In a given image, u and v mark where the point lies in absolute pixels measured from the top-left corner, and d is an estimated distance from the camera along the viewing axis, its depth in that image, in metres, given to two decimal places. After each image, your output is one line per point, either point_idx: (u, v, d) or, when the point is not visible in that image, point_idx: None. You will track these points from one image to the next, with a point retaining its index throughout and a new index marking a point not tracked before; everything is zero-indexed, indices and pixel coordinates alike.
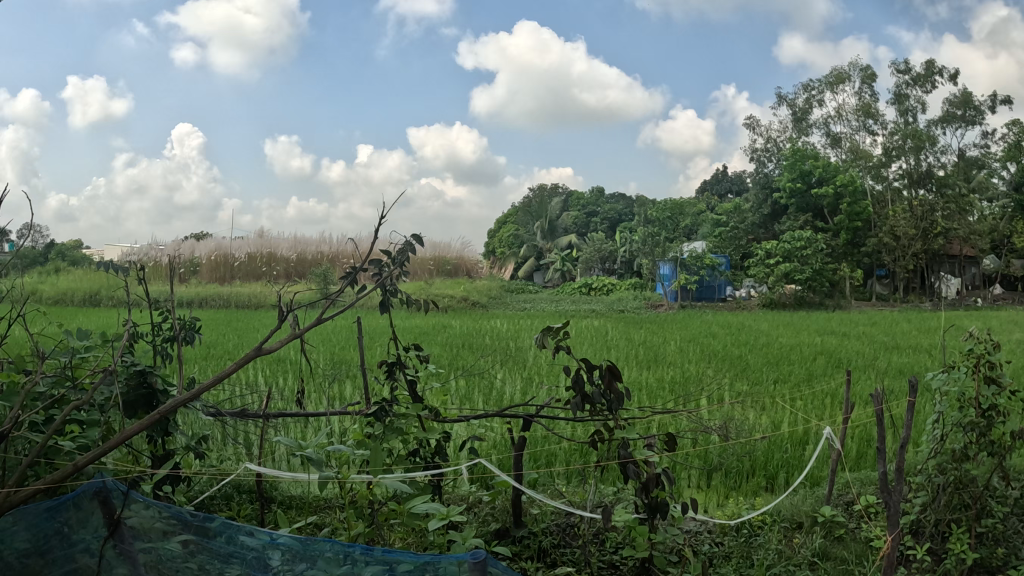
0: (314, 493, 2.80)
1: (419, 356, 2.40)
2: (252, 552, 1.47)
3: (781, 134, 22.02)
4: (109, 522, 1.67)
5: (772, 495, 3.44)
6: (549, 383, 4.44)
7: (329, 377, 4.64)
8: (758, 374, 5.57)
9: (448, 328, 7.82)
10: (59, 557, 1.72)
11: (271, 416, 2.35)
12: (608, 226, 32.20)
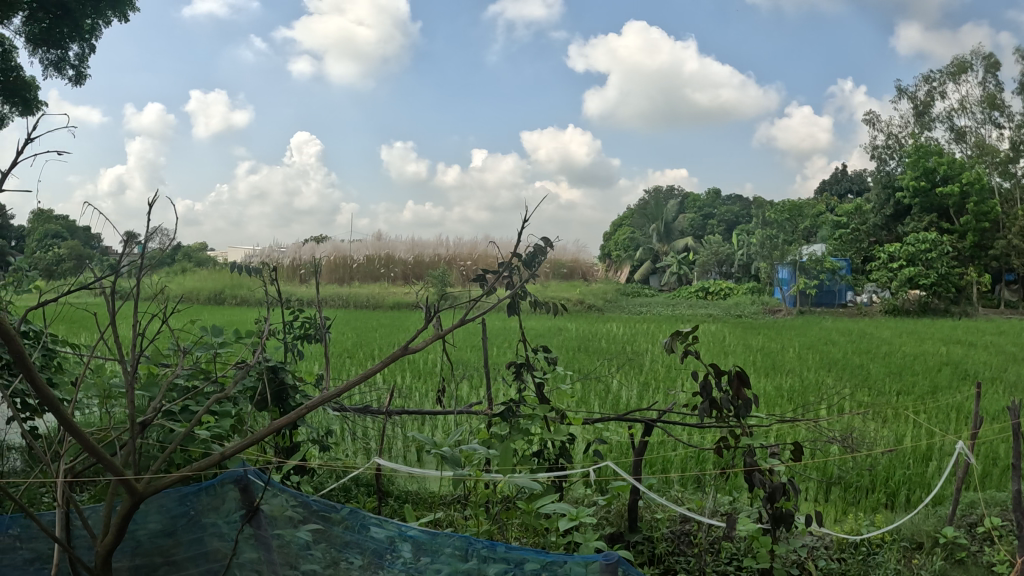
0: (431, 489, 2.80)
1: (547, 358, 2.40)
2: (379, 543, 1.51)
3: (901, 130, 20.87)
4: (246, 509, 1.71)
5: (892, 512, 3.25)
6: (664, 387, 4.36)
7: (445, 377, 4.73)
8: (878, 384, 5.27)
9: (562, 331, 7.82)
10: (189, 540, 1.79)
11: (391, 413, 2.47)
12: (723, 229, 31.35)
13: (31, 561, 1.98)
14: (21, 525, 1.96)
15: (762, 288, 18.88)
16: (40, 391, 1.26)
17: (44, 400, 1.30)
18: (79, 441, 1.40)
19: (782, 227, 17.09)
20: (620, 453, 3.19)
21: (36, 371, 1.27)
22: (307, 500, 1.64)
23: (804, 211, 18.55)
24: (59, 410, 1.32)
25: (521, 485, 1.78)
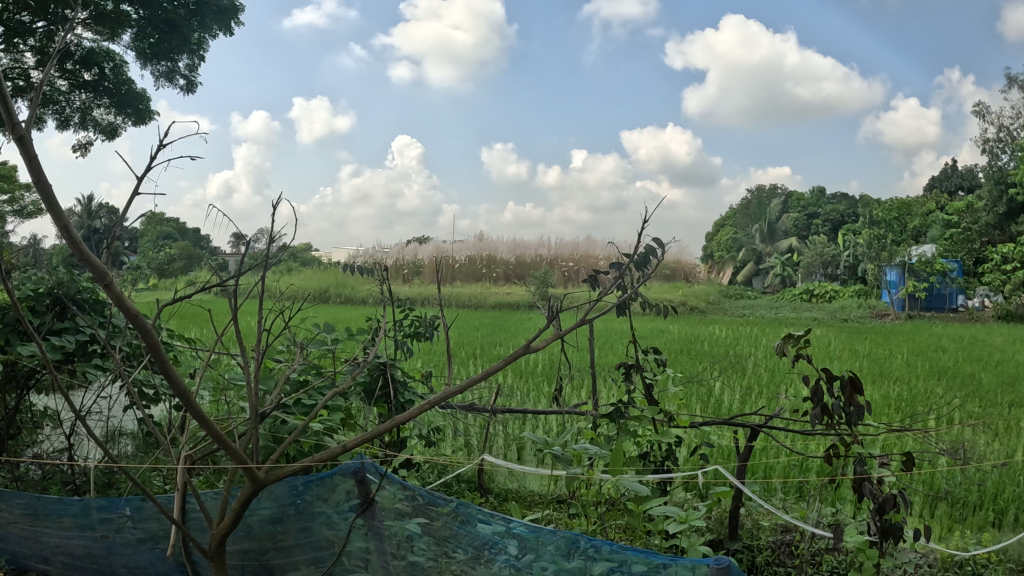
0: (530, 488, 2.88)
1: (657, 360, 2.53)
2: (490, 538, 1.52)
3: (1016, 122, 19.61)
4: (363, 501, 1.70)
5: (1001, 531, 3.05)
6: (771, 392, 4.21)
7: (544, 376, 4.72)
8: (993, 395, 4.95)
9: (661, 332, 7.68)
10: (298, 528, 1.84)
11: (497, 411, 2.52)
12: (827, 228, 30.16)
13: (143, 541, 2.09)
14: (136, 506, 2.06)
15: (867, 291, 18.09)
16: (174, 384, 1.35)
17: (175, 392, 1.40)
18: (204, 429, 1.49)
19: (890, 226, 16.34)
20: (724, 456, 3.10)
21: (169, 363, 1.36)
22: (428, 495, 1.62)
23: (912, 209, 17.70)
24: (188, 401, 1.42)
25: (632, 488, 1.75)
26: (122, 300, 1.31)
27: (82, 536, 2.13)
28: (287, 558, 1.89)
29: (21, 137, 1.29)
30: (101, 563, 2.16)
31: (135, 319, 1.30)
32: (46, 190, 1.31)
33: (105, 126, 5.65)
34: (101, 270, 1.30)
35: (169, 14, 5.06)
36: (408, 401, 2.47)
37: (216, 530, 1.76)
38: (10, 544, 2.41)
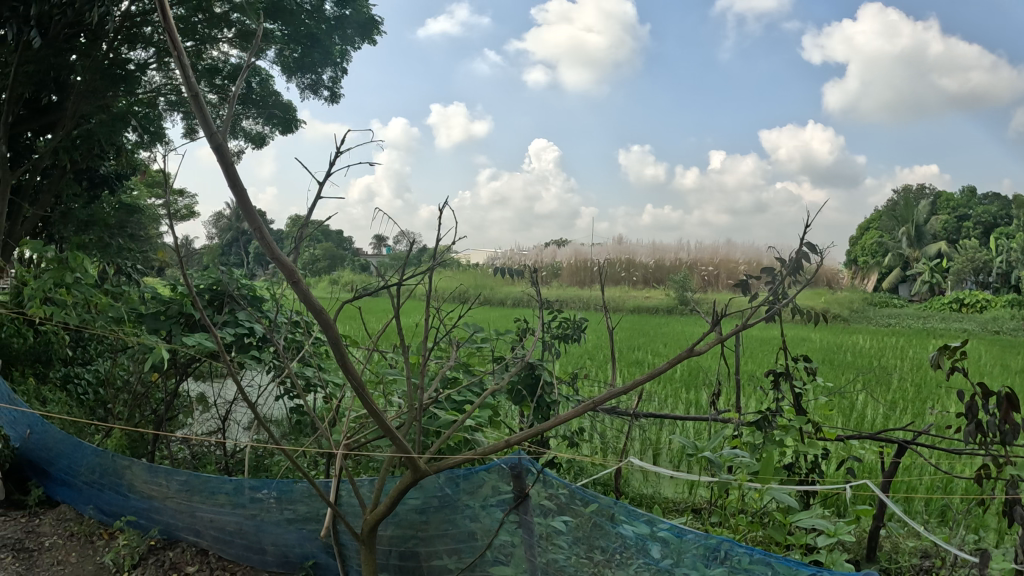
0: (665, 496, 2.98)
1: (806, 368, 2.54)
2: (635, 539, 1.57)
3: None
4: (518, 495, 1.75)
5: None
6: (931, 408, 3.95)
7: (685, 382, 4.66)
8: None
9: (807, 337, 7.34)
10: (443, 520, 1.95)
11: (641, 416, 2.56)
12: (982, 230, 27.84)
13: (291, 521, 2.41)
14: (281, 489, 2.39)
15: None
16: (351, 376, 1.46)
17: (352, 382, 1.52)
18: (374, 418, 1.60)
19: None
20: (868, 472, 2.97)
21: (346, 355, 1.49)
22: (583, 492, 1.69)
23: None
24: (362, 391, 1.53)
25: (776, 497, 1.75)
26: (308, 295, 1.43)
27: (236, 514, 2.51)
28: (420, 550, 2.02)
29: (221, 148, 1.43)
30: (251, 538, 2.53)
31: (321, 315, 1.42)
32: (242, 197, 1.45)
33: (253, 134, 5.37)
34: (290, 267, 1.43)
35: (310, 27, 5.29)
36: (554, 402, 2.52)
37: (368, 518, 1.89)
38: (162, 516, 2.85)
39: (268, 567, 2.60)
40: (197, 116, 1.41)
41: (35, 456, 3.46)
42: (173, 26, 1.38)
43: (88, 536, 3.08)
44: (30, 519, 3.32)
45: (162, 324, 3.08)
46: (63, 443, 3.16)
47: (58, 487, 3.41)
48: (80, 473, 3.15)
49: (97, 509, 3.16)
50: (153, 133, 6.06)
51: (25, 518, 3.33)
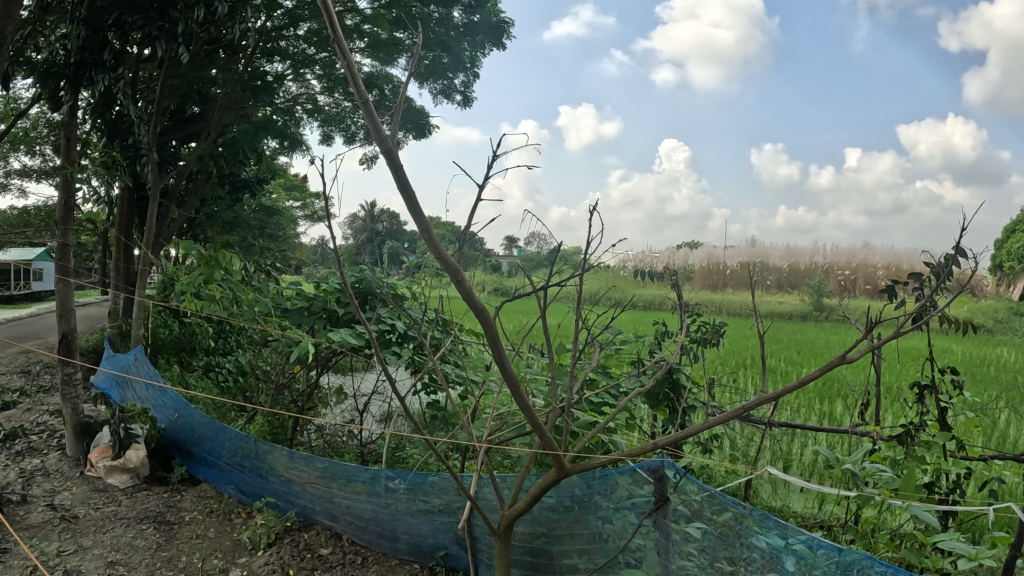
0: (794, 510, 3.45)
1: (955, 381, 2.55)
2: (770, 551, 1.84)
3: None
4: (659, 499, 2.09)
5: None
6: None
7: (819, 394, 4.60)
8: None
9: (963, 344, 6.91)
10: (587, 520, 2.35)
11: (776, 424, 2.65)
12: None
13: (426, 512, 2.92)
14: (412, 481, 2.87)
15: None
16: (510, 375, 1.52)
17: (509, 381, 1.58)
18: (527, 419, 1.70)
19: None
20: (1010, 497, 2.96)
21: (505, 355, 1.54)
22: (727, 499, 1.92)
23: None
24: (518, 391, 1.60)
25: (917, 514, 1.77)
26: (471, 295, 1.49)
27: (373, 503, 3.08)
28: (554, 544, 2.46)
29: (389, 149, 1.47)
30: (386, 526, 3.14)
31: (484, 314, 1.48)
32: (409, 194, 1.48)
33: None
34: (455, 268, 1.49)
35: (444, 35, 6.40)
36: (690, 407, 2.82)
37: (507, 514, 2.15)
38: (300, 500, 3.54)
39: (398, 554, 3.22)
40: (368, 125, 1.46)
41: (181, 440, 4.43)
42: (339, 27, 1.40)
43: (226, 513, 3.94)
44: (174, 494, 4.29)
45: (306, 320, 3.72)
46: (207, 434, 4.00)
47: (200, 468, 4.37)
48: (221, 459, 3.98)
49: (237, 489, 4.03)
50: (287, 138, 7.58)
51: (171, 492, 4.32)
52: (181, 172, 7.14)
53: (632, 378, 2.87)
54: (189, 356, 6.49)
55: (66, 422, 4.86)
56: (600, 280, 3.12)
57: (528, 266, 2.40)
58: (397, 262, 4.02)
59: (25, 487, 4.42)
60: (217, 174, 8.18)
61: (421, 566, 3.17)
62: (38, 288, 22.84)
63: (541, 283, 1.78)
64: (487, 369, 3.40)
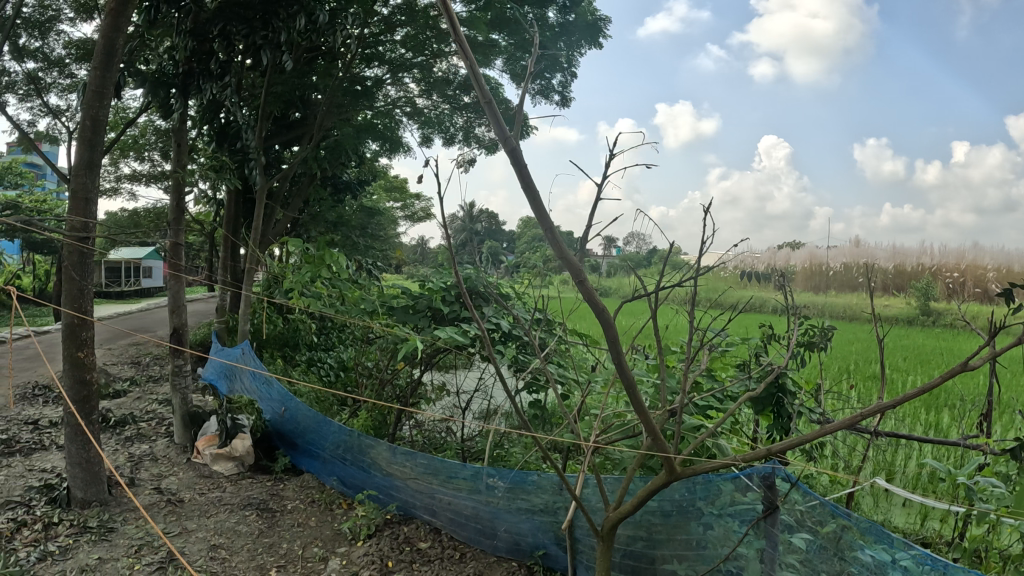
0: (895, 524, 3.39)
1: None
2: (874, 561, 2.04)
3: None
4: (770, 505, 2.32)
5: None
6: None
7: (926, 404, 4.46)
8: None
9: None
10: (695, 526, 2.58)
11: (882, 434, 2.53)
12: None
13: (523, 510, 3.00)
14: (513, 479, 2.94)
15: None
16: (626, 372, 1.61)
17: (624, 380, 1.68)
18: (640, 417, 1.81)
19: None
20: None
21: (622, 353, 1.63)
22: (836, 510, 2.14)
23: None
24: (631, 386, 1.68)
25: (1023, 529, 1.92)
26: (591, 294, 1.55)
27: (473, 500, 3.17)
28: (658, 549, 2.71)
29: (512, 149, 1.51)
30: (485, 523, 3.23)
31: (604, 312, 1.54)
32: (536, 195, 1.53)
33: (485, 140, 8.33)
34: (576, 267, 1.54)
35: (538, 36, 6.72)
36: (791, 412, 2.86)
37: (612, 516, 2.28)
38: (401, 494, 3.66)
39: (497, 551, 3.30)
40: (488, 114, 1.51)
41: (286, 432, 4.65)
42: (459, 27, 1.52)
43: (328, 504, 4.11)
44: (277, 483, 4.52)
45: (412, 316, 4.10)
46: (313, 426, 4.21)
47: (303, 459, 4.61)
48: (326, 451, 4.19)
49: (339, 481, 4.21)
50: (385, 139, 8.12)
51: (274, 481, 4.54)
52: (287, 174, 7.82)
53: (740, 385, 3.06)
54: (293, 351, 6.82)
55: (176, 411, 5.18)
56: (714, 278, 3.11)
57: (624, 261, 2.41)
58: (497, 263, 4.16)
59: (136, 470, 4.74)
60: (318, 177, 8.80)
61: (519, 565, 3.22)
62: (146, 285, 24.32)
63: (655, 284, 1.87)
64: (590, 370, 3.50)
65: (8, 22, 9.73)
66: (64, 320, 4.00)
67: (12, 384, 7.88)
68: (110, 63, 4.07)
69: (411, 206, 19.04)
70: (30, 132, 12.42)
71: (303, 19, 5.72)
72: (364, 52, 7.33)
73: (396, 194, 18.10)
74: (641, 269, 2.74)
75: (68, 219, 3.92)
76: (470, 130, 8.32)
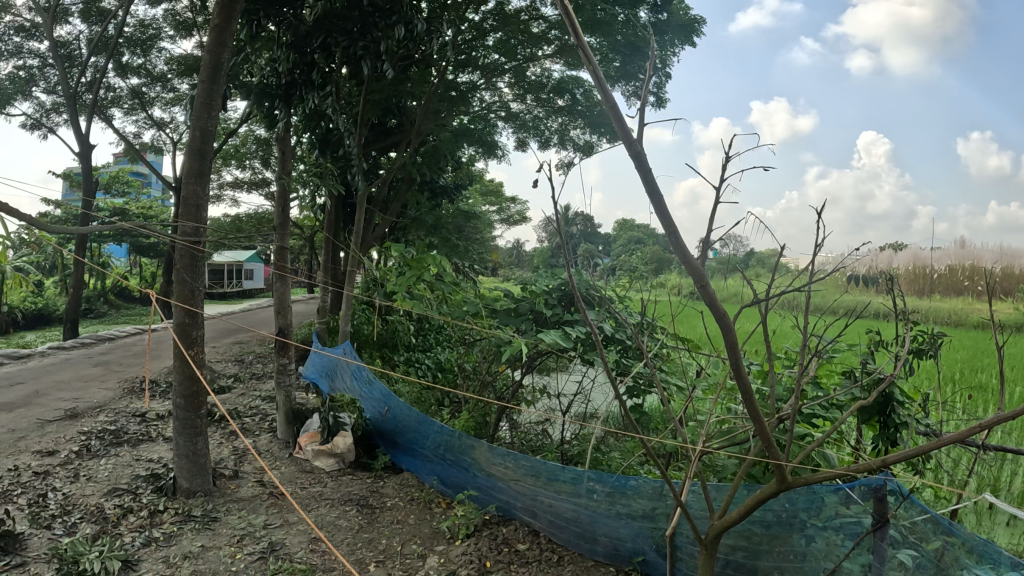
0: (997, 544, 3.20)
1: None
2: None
3: None
4: (879, 518, 2.35)
5: None
6: None
7: None
8: None
9: None
10: (800, 538, 2.63)
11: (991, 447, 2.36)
12: None
13: (623, 515, 3.02)
14: (616, 483, 2.97)
15: None
16: (745, 378, 1.62)
17: (741, 389, 1.69)
18: (756, 425, 1.80)
19: None
20: None
21: (740, 358, 1.63)
22: (949, 526, 2.18)
23: None
24: (750, 394, 1.68)
25: None
26: (713, 299, 1.56)
27: (573, 503, 3.20)
28: (760, 560, 2.74)
29: (636, 153, 1.56)
30: (585, 527, 3.23)
31: (725, 318, 1.56)
32: (659, 199, 1.55)
33: (581, 142, 8.29)
34: (699, 272, 1.55)
35: (630, 37, 6.70)
36: (898, 422, 2.80)
37: (718, 523, 2.30)
38: (503, 495, 3.70)
39: (595, 556, 3.29)
40: (612, 118, 1.50)
41: (387, 431, 4.77)
42: (581, 30, 1.49)
43: (427, 503, 4.21)
44: (377, 480, 4.65)
45: (516, 320, 4.22)
46: (415, 426, 4.30)
47: (402, 458, 4.74)
48: (427, 451, 4.27)
49: (439, 480, 4.29)
50: (480, 140, 8.27)
51: (374, 479, 4.68)
52: (385, 179, 8.12)
53: (846, 392, 2.96)
54: (391, 352, 6.96)
55: (280, 408, 5.40)
56: (828, 282, 3.00)
57: (727, 260, 2.35)
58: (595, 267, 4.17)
59: (239, 464, 5.00)
60: (416, 181, 9.08)
61: (617, 570, 3.22)
62: (248, 287, 25.56)
63: (767, 292, 1.86)
64: (699, 376, 3.48)
65: (114, 41, 10.42)
66: (175, 318, 4.23)
67: (124, 379, 8.38)
68: (216, 76, 4.28)
69: (507, 210, 19.35)
70: (138, 144, 13.24)
71: (402, 28, 5.80)
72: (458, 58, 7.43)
73: (493, 198, 18.50)
74: (751, 273, 2.69)
75: (181, 224, 4.13)
76: (564, 133, 8.30)
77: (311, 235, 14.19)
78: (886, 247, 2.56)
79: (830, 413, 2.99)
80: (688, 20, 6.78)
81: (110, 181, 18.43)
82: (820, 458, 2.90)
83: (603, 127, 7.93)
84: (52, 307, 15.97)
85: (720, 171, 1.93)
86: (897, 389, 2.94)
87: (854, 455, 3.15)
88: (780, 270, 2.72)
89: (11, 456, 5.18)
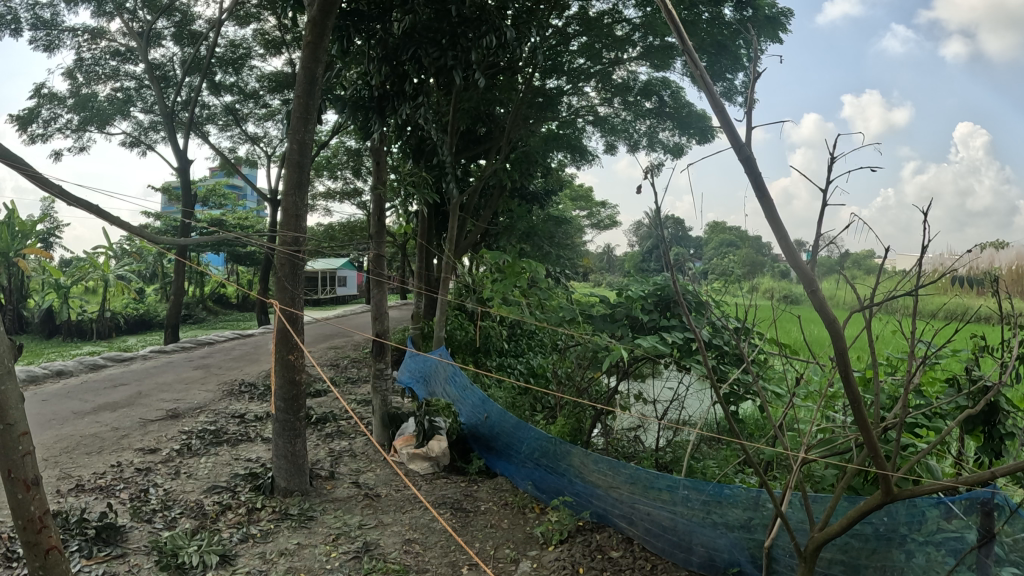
0: None
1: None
2: None
3: None
4: (986, 533, 2.31)
5: None
6: None
7: None
8: None
9: None
10: (901, 553, 2.52)
11: None
12: None
13: (719, 524, 2.99)
14: (715, 491, 2.95)
15: None
16: (855, 386, 1.59)
17: (850, 397, 1.64)
18: (865, 435, 1.75)
19: None
20: None
21: (849, 368, 1.60)
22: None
23: None
24: (858, 403, 1.65)
25: None
26: (822, 304, 1.58)
27: (671, 511, 3.18)
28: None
29: (746, 157, 1.56)
30: (682, 536, 3.18)
31: (835, 324, 1.57)
32: (770, 209, 1.56)
33: (671, 144, 8.21)
34: (808, 277, 1.57)
35: (717, 36, 6.60)
36: (1010, 432, 2.73)
37: (816, 536, 2.23)
38: (600, 502, 3.68)
39: (690, 566, 3.23)
40: (719, 121, 1.53)
41: (484, 435, 4.82)
42: (688, 37, 1.47)
43: (521, 508, 4.26)
44: (471, 484, 4.73)
45: (613, 326, 4.22)
46: (512, 431, 4.38)
47: (496, 462, 4.80)
48: (523, 456, 4.31)
49: (533, 485, 4.30)
50: (572, 142, 8.38)
51: (469, 482, 4.77)
52: (477, 186, 8.26)
53: (950, 400, 2.86)
54: (485, 357, 7.12)
55: (377, 411, 5.54)
56: (942, 281, 2.88)
57: (832, 260, 2.29)
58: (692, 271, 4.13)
59: (335, 465, 5.16)
60: (507, 188, 9.19)
61: None
62: (342, 295, 26.46)
63: (873, 294, 1.84)
64: (802, 386, 3.41)
65: (205, 61, 10.94)
66: (276, 323, 4.35)
67: (223, 382, 8.76)
68: (312, 91, 4.45)
69: (597, 215, 19.29)
70: (233, 158, 13.87)
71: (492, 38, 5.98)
72: (546, 64, 7.56)
73: (582, 203, 18.60)
74: (858, 279, 2.61)
75: (281, 233, 4.32)
76: (654, 136, 8.24)
77: (402, 243, 14.54)
78: (996, 247, 2.44)
79: (936, 422, 2.87)
80: (773, 14, 6.63)
81: (207, 194, 19.38)
82: (922, 470, 2.81)
83: (693, 128, 7.88)
84: (154, 314, 16.82)
85: (825, 172, 1.89)
86: (1003, 395, 2.81)
87: (957, 466, 3.00)
88: (885, 273, 2.64)
89: (116, 453, 5.51)
